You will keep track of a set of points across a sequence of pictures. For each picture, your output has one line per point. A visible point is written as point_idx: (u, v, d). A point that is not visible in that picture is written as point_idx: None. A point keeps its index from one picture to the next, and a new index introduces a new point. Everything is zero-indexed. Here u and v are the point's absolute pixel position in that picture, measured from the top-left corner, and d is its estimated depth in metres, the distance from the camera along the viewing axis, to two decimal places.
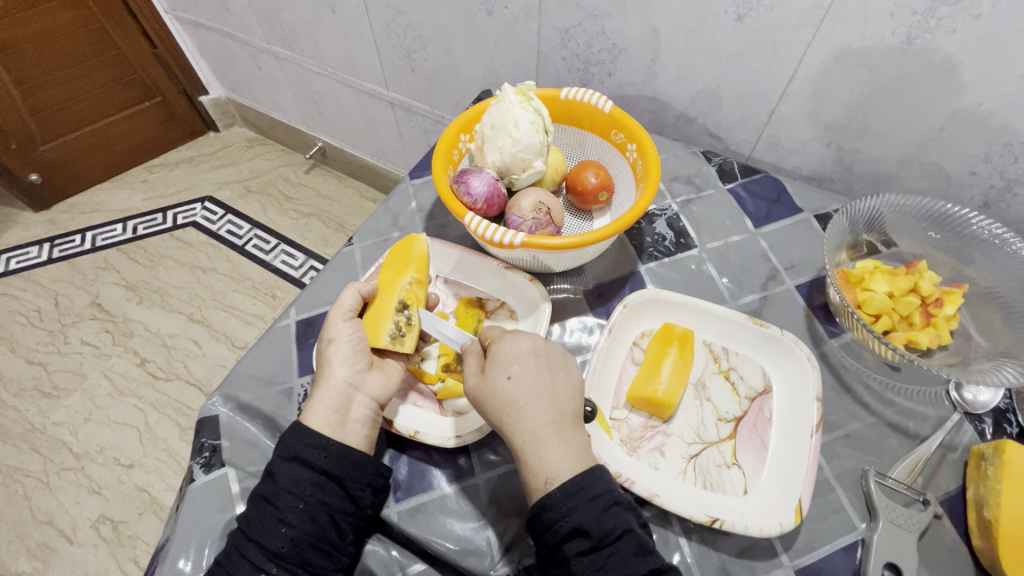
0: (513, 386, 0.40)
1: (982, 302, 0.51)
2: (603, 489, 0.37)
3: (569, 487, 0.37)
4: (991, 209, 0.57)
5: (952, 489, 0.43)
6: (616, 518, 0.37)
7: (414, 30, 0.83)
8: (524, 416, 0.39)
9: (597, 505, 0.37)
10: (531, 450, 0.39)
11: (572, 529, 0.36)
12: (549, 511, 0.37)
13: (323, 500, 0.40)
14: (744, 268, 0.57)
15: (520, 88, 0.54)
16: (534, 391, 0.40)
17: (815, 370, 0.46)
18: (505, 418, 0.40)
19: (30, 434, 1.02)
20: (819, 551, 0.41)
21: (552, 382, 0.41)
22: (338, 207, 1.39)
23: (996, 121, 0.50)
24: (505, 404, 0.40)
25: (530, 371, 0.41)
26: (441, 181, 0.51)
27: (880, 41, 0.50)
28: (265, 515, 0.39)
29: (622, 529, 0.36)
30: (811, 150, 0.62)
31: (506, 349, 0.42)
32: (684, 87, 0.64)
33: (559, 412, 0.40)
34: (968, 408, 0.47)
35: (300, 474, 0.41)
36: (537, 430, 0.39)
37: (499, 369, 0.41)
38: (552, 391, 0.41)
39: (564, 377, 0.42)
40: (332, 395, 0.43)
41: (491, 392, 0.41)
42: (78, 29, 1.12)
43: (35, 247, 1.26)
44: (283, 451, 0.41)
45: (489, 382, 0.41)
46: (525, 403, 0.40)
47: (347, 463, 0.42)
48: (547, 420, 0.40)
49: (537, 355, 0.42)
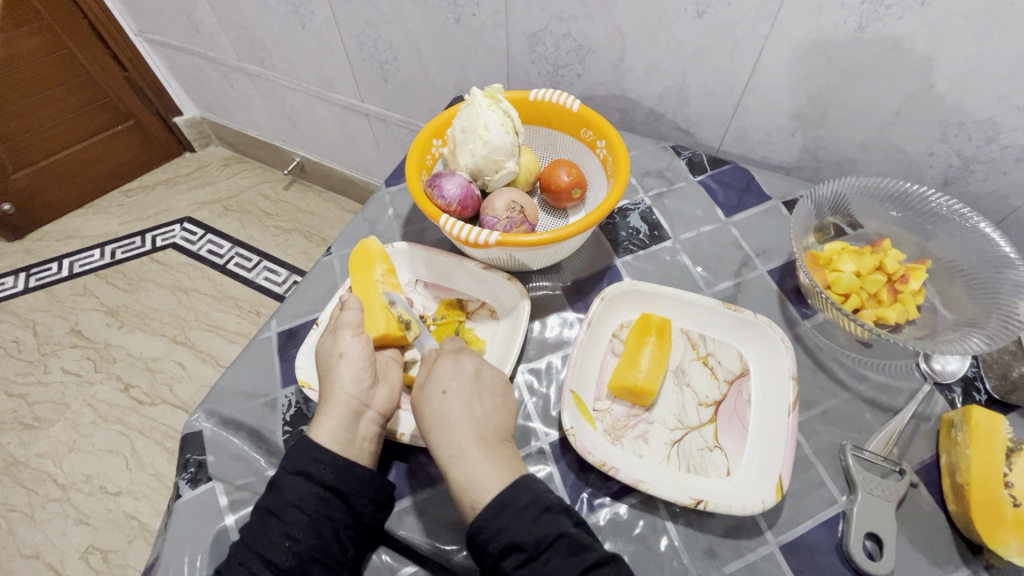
0: (447, 401, 0.42)
1: (947, 277, 0.53)
2: (531, 499, 0.38)
3: (496, 503, 0.38)
4: (951, 187, 0.59)
5: (927, 458, 0.45)
6: (546, 525, 0.37)
7: (384, 41, 0.84)
8: (454, 431, 0.41)
9: (526, 516, 0.37)
10: (457, 463, 0.40)
11: (505, 546, 0.36)
12: (481, 532, 0.37)
13: (329, 516, 0.40)
14: (717, 256, 0.58)
15: (488, 91, 0.55)
16: (464, 409, 0.42)
17: (789, 349, 0.47)
18: (434, 432, 0.41)
19: (12, 468, 1.00)
20: (803, 525, 0.42)
21: (490, 399, 0.43)
22: (319, 221, 1.38)
23: (950, 101, 0.52)
24: (438, 417, 0.42)
25: (467, 389, 0.43)
26: (415, 186, 0.51)
27: (834, 31, 0.52)
28: (271, 528, 0.39)
29: (554, 535, 0.37)
30: (777, 140, 0.64)
31: (448, 367, 0.44)
32: (652, 84, 0.65)
33: (486, 431, 0.42)
34: (938, 378, 0.48)
35: (306, 490, 0.40)
36: (462, 445, 0.40)
37: (434, 385, 0.43)
38: (484, 412, 0.42)
39: (503, 407, 0.44)
40: (343, 413, 0.42)
41: (426, 405, 0.42)
42: (45, 57, 1.12)
43: (11, 277, 1.24)
44: (290, 465, 0.41)
45: (426, 394, 0.43)
46: (449, 421, 0.41)
47: (351, 478, 0.41)
48: (475, 436, 0.41)
49: (477, 377, 0.44)
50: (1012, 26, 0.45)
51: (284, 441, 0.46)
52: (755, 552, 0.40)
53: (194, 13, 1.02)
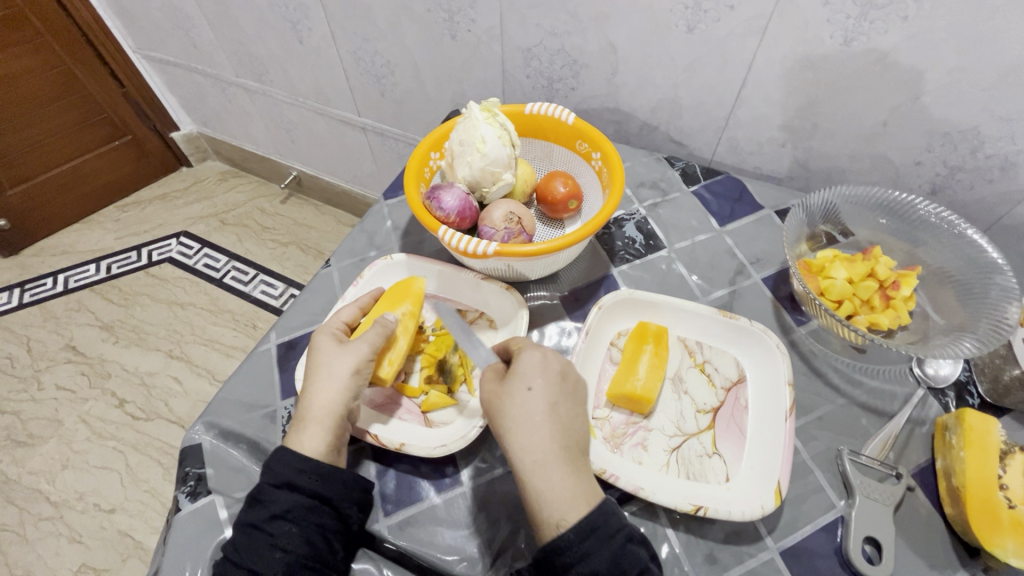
0: (533, 400, 0.40)
1: (937, 283, 0.54)
2: (618, 527, 0.37)
3: (585, 527, 0.36)
4: (939, 195, 0.60)
5: (923, 462, 0.45)
6: (632, 557, 0.36)
7: (381, 56, 0.85)
8: (539, 434, 0.39)
9: (612, 544, 0.36)
10: (540, 471, 0.38)
11: (589, 575, 0.35)
12: (563, 555, 0.35)
13: (319, 523, 0.40)
14: (712, 265, 0.59)
15: (485, 104, 0.56)
16: (551, 412, 0.40)
17: (784, 355, 0.48)
18: (516, 432, 0.39)
19: (4, 486, 0.98)
20: (802, 530, 0.42)
21: (574, 404, 0.41)
22: (316, 234, 1.39)
23: (934, 112, 0.53)
24: (522, 417, 0.39)
25: (555, 390, 0.41)
26: (413, 198, 0.52)
27: (821, 45, 0.53)
28: (260, 543, 0.38)
29: (638, 570, 0.35)
30: (769, 151, 0.65)
31: (531, 363, 0.42)
32: (645, 97, 0.67)
33: (571, 438, 0.40)
34: (930, 382, 0.49)
35: (291, 499, 0.40)
36: (547, 451, 0.38)
37: (520, 381, 0.41)
38: (568, 417, 0.40)
39: (582, 410, 0.42)
40: (327, 424, 0.42)
41: (511, 401, 0.40)
42: (44, 73, 1.12)
43: (5, 293, 1.24)
44: (270, 477, 0.40)
45: (509, 390, 0.41)
46: (536, 423, 0.39)
47: (335, 484, 0.41)
48: (560, 444, 0.39)
49: (563, 379, 0.42)
50: (992, 40, 0.46)
51: None
52: (756, 558, 0.41)
53: (193, 30, 1.03)
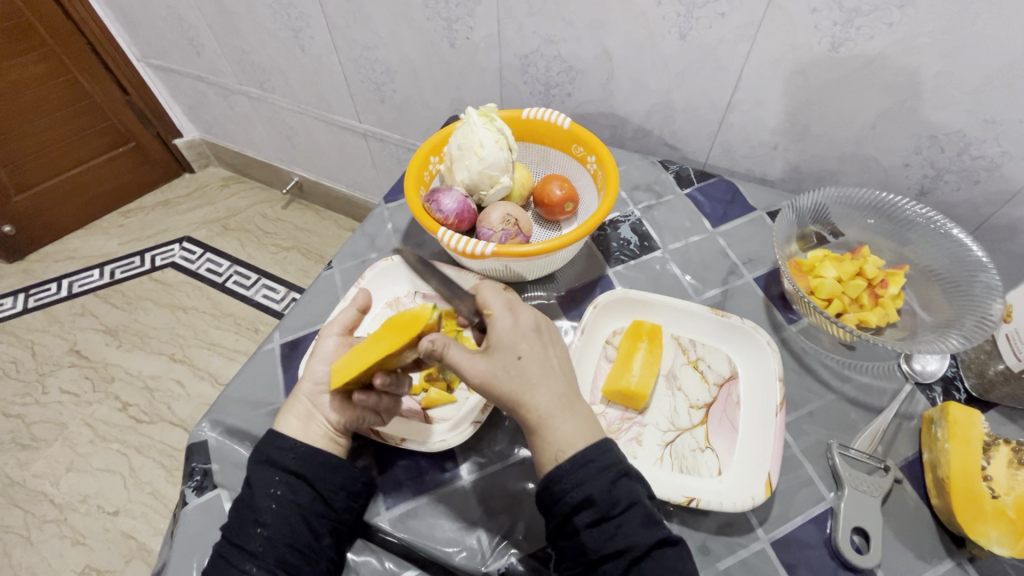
0: (525, 365, 0.41)
1: (925, 281, 0.55)
2: (613, 462, 0.39)
3: (580, 458, 0.39)
4: (927, 197, 0.61)
5: (911, 455, 0.46)
6: (624, 490, 0.38)
7: (381, 64, 0.87)
8: (539, 392, 0.41)
9: (604, 477, 0.38)
10: (550, 424, 0.40)
11: (581, 500, 0.38)
12: (560, 482, 0.39)
13: (297, 502, 0.41)
14: (705, 265, 0.60)
15: (483, 110, 0.57)
16: (543, 369, 0.42)
17: (775, 352, 0.49)
18: (518, 398, 0.41)
19: (9, 489, 0.99)
20: (792, 521, 0.43)
21: (555, 355, 0.44)
22: (317, 239, 1.41)
23: (920, 116, 0.55)
24: (520, 384, 0.41)
25: (538, 348, 0.43)
26: (413, 201, 0.53)
27: (809, 50, 0.55)
28: (243, 518, 0.40)
29: (629, 501, 0.38)
30: (760, 154, 0.67)
31: (509, 332, 0.43)
32: (640, 102, 0.68)
33: (566, 386, 0.42)
34: (918, 378, 0.50)
35: (272, 476, 0.41)
36: (549, 404, 0.41)
37: (507, 351, 0.42)
38: (555, 366, 0.43)
39: (560, 352, 0.44)
40: (297, 404, 0.45)
41: (503, 373, 0.41)
42: (50, 80, 1.14)
43: (10, 298, 1.25)
44: (257, 456, 0.43)
45: (498, 363, 0.41)
46: (533, 382, 0.41)
47: (315, 464, 0.42)
48: (557, 395, 0.41)
49: (540, 333, 0.44)
50: (974, 45, 0.48)
51: None
52: (747, 548, 0.42)
53: (197, 39, 1.05)
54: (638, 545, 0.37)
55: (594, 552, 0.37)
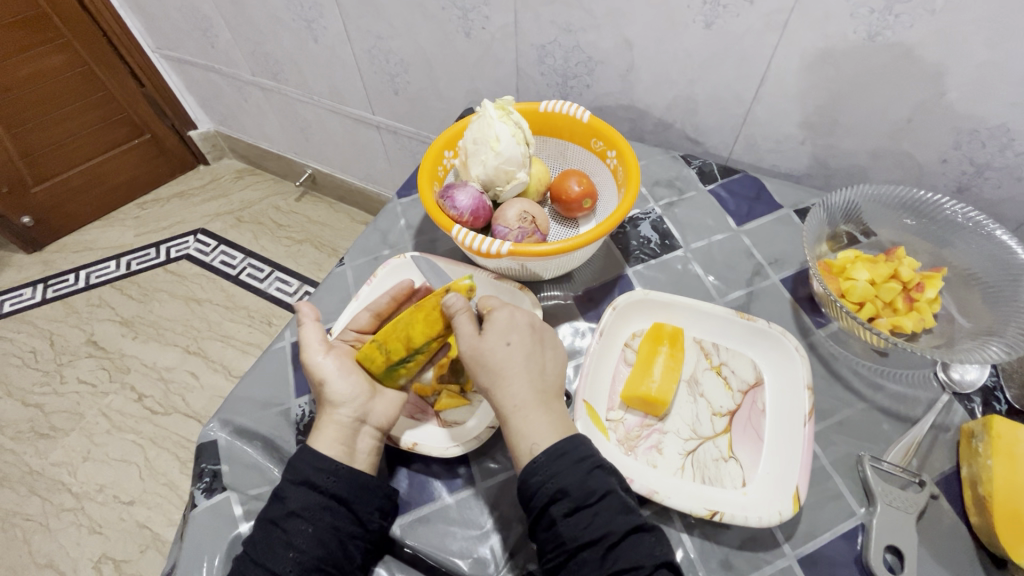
0: (512, 353, 0.42)
1: (963, 285, 0.52)
2: (587, 453, 0.39)
3: (555, 451, 0.39)
4: (965, 194, 0.58)
5: (947, 469, 0.44)
6: (598, 480, 0.38)
7: (395, 55, 0.85)
8: (518, 383, 0.41)
9: (579, 467, 0.38)
10: (519, 414, 0.41)
11: (555, 491, 0.38)
12: (535, 475, 0.38)
13: (334, 525, 0.40)
14: (729, 265, 0.58)
15: (499, 103, 0.55)
16: (528, 361, 0.42)
17: (803, 359, 0.47)
18: (496, 383, 0.42)
19: (27, 477, 1.01)
20: (821, 537, 0.41)
21: (543, 353, 0.44)
22: (330, 232, 1.40)
23: (960, 109, 0.52)
24: (502, 370, 0.42)
25: (527, 342, 0.43)
26: (427, 197, 0.52)
27: (843, 39, 0.52)
28: (273, 540, 0.38)
29: (605, 490, 0.38)
30: (787, 149, 0.64)
31: (504, 320, 0.44)
32: (661, 94, 0.66)
33: (545, 384, 0.43)
34: (956, 388, 0.48)
35: (310, 499, 0.40)
36: (525, 396, 0.41)
37: (499, 336, 0.43)
38: (542, 362, 0.44)
39: (550, 355, 0.45)
40: (339, 428, 0.43)
41: (490, 354, 0.42)
42: (65, 72, 1.14)
43: (29, 288, 1.26)
44: (292, 475, 0.41)
45: (489, 345, 0.42)
46: (516, 371, 0.42)
47: (355, 487, 0.41)
48: (536, 389, 0.42)
49: (533, 329, 0.44)
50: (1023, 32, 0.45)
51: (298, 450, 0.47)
52: (772, 565, 0.40)
53: (210, 30, 1.04)
54: (615, 532, 0.37)
55: (572, 541, 0.37)
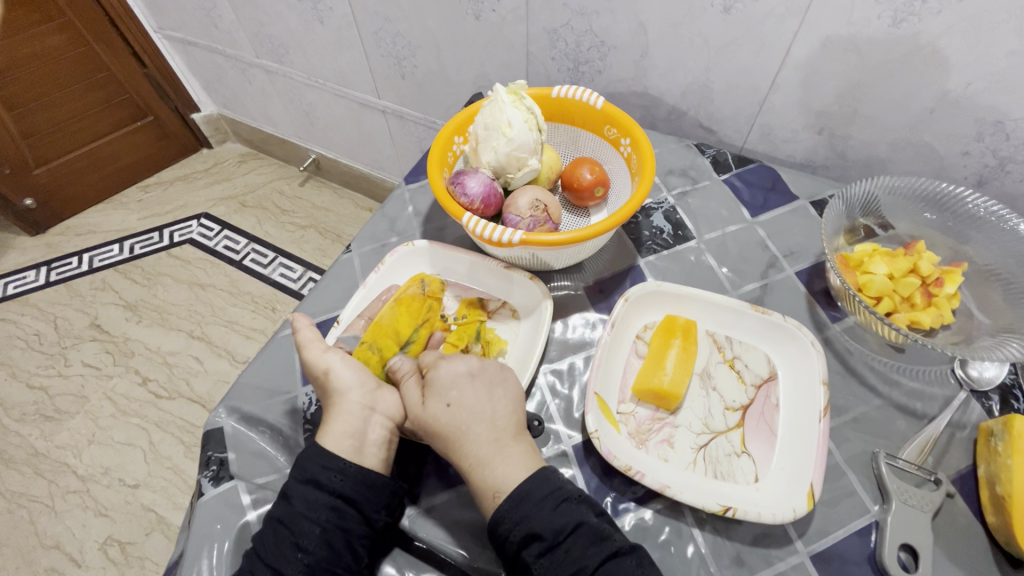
0: (454, 413, 0.42)
1: (983, 281, 0.51)
2: (550, 490, 0.39)
3: (518, 496, 0.38)
4: (986, 187, 0.57)
5: (964, 468, 0.43)
6: (566, 514, 0.38)
7: (402, 37, 0.84)
8: (468, 440, 0.41)
9: (545, 506, 0.38)
10: (478, 472, 0.40)
11: (525, 535, 0.37)
12: (501, 523, 0.38)
13: (342, 526, 0.39)
14: (743, 257, 0.57)
15: (511, 87, 0.54)
16: (474, 414, 0.42)
17: (819, 353, 0.46)
18: (449, 445, 0.41)
19: (33, 459, 1.01)
20: (834, 535, 0.40)
21: (490, 398, 0.43)
22: (335, 218, 1.39)
23: (985, 101, 0.50)
24: (447, 434, 0.41)
25: (469, 393, 0.43)
26: (437, 183, 0.51)
27: (867, 26, 0.50)
28: (282, 542, 0.38)
29: (574, 523, 0.38)
30: (804, 138, 0.63)
31: (441, 381, 0.44)
32: (675, 81, 0.64)
33: (499, 429, 0.42)
34: (974, 385, 0.47)
35: (317, 499, 0.39)
36: (479, 452, 0.41)
37: (438, 399, 0.43)
38: (491, 408, 0.43)
39: (500, 395, 0.44)
40: (349, 420, 0.42)
41: (434, 420, 0.42)
42: (67, 53, 1.13)
43: (32, 271, 1.26)
44: (298, 474, 0.40)
45: (430, 412, 0.42)
46: (462, 430, 0.41)
47: (362, 486, 0.40)
48: (490, 440, 0.41)
49: (474, 377, 0.44)
50: None
51: (305, 438, 0.47)
52: (785, 562, 0.39)
53: (213, 10, 1.02)
54: (589, 566, 0.36)
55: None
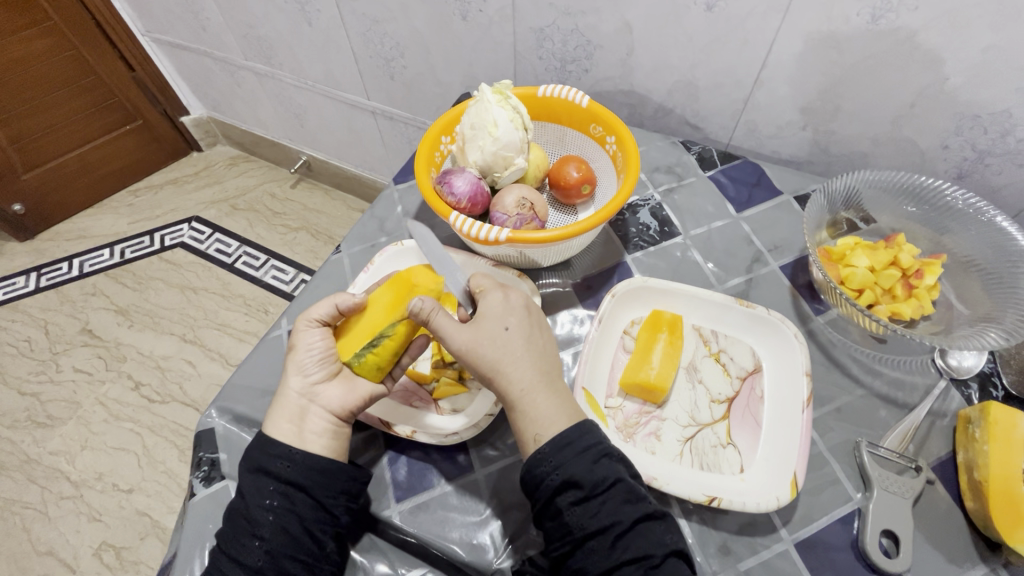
0: (512, 337, 0.42)
1: (962, 272, 0.52)
2: (593, 442, 0.39)
3: (559, 441, 0.39)
4: (965, 180, 0.58)
5: (944, 455, 0.44)
6: (607, 468, 0.38)
7: (390, 38, 0.84)
8: (523, 365, 0.41)
9: (586, 456, 0.38)
10: (528, 398, 0.40)
11: (562, 482, 0.38)
12: (540, 466, 0.38)
13: (297, 512, 0.39)
14: (728, 252, 0.58)
15: (497, 87, 0.54)
16: (529, 344, 0.42)
17: (802, 345, 0.47)
18: (501, 370, 0.41)
19: (25, 466, 1.01)
20: (817, 522, 0.41)
21: (540, 333, 0.44)
22: (326, 220, 1.39)
23: (962, 95, 0.51)
24: (502, 356, 0.41)
25: (525, 323, 0.43)
26: (424, 183, 0.51)
27: (847, 23, 0.51)
28: (239, 530, 0.38)
29: (613, 479, 0.38)
30: (788, 135, 0.64)
31: (499, 304, 0.43)
32: (660, 79, 0.65)
33: (547, 364, 0.43)
34: (953, 374, 0.48)
35: (267, 486, 0.39)
36: (531, 380, 0.41)
37: (496, 322, 0.42)
38: (541, 343, 0.43)
39: (546, 335, 0.44)
40: (286, 405, 0.42)
41: (490, 342, 0.41)
42: (52, 58, 1.12)
43: (22, 276, 1.25)
44: (247, 464, 0.41)
45: (486, 333, 0.41)
46: (519, 356, 0.41)
47: (314, 472, 0.40)
48: (540, 372, 0.42)
49: (528, 311, 0.44)
50: None
51: None
52: (770, 549, 0.40)
53: (201, 12, 1.02)
54: (623, 521, 0.37)
55: (579, 530, 0.37)
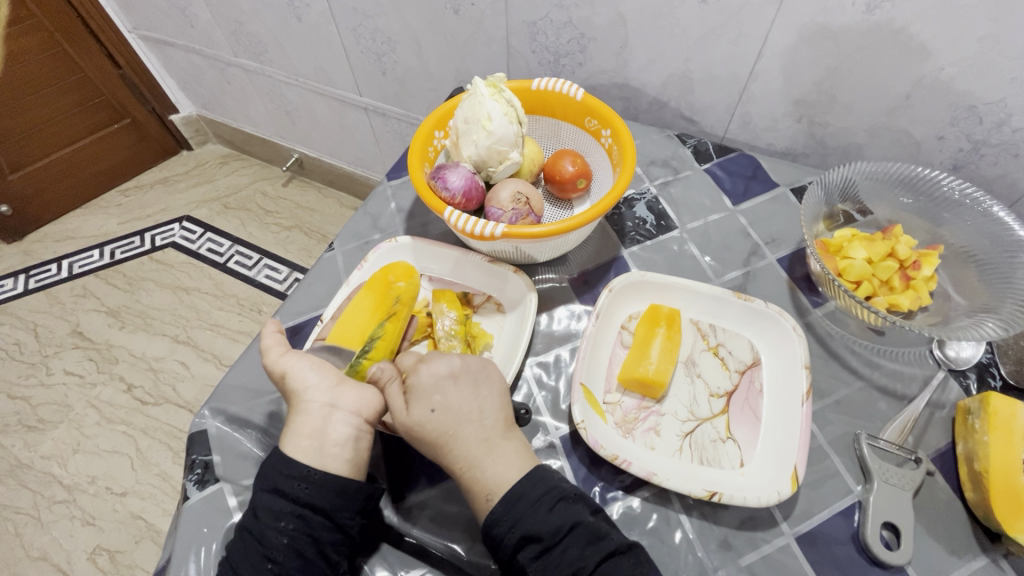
0: (439, 418, 0.41)
1: (959, 263, 0.52)
2: (546, 489, 0.38)
3: (511, 497, 0.38)
4: (961, 171, 0.57)
5: (943, 446, 0.44)
6: (563, 514, 0.38)
7: (382, 33, 0.83)
8: (457, 444, 0.41)
9: (541, 506, 0.38)
10: (469, 475, 0.40)
11: (520, 538, 0.37)
12: (496, 526, 0.38)
13: (311, 535, 0.38)
14: (725, 246, 0.57)
15: (491, 80, 0.54)
16: (460, 417, 0.41)
17: (801, 339, 0.46)
18: (439, 450, 0.41)
19: (17, 470, 0.99)
20: (819, 516, 0.41)
21: (474, 397, 0.43)
22: (319, 218, 1.37)
23: (958, 86, 0.51)
24: (435, 438, 0.41)
25: (453, 396, 0.42)
26: (418, 177, 0.50)
27: (842, 13, 0.50)
28: (251, 552, 0.37)
29: (570, 523, 0.37)
30: (783, 127, 0.63)
31: (424, 382, 0.42)
32: (655, 71, 0.64)
33: (488, 428, 0.42)
34: (952, 364, 0.48)
35: (282, 509, 0.38)
36: (469, 454, 0.40)
37: (421, 403, 0.41)
38: (476, 409, 0.42)
39: (485, 391, 0.43)
40: (309, 419, 0.40)
41: (420, 428, 0.41)
42: (37, 56, 1.10)
43: (11, 279, 1.23)
44: (262, 483, 0.39)
45: (414, 419, 0.41)
46: (450, 435, 0.41)
47: (332, 494, 0.39)
48: (479, 441, 0.41)
49: (456, 377, 0.43)
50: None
51: None
52: (771, 544, 0.40)
53: (189, 9, 1.01)
54: (586, 567, 0.36)
55: None
